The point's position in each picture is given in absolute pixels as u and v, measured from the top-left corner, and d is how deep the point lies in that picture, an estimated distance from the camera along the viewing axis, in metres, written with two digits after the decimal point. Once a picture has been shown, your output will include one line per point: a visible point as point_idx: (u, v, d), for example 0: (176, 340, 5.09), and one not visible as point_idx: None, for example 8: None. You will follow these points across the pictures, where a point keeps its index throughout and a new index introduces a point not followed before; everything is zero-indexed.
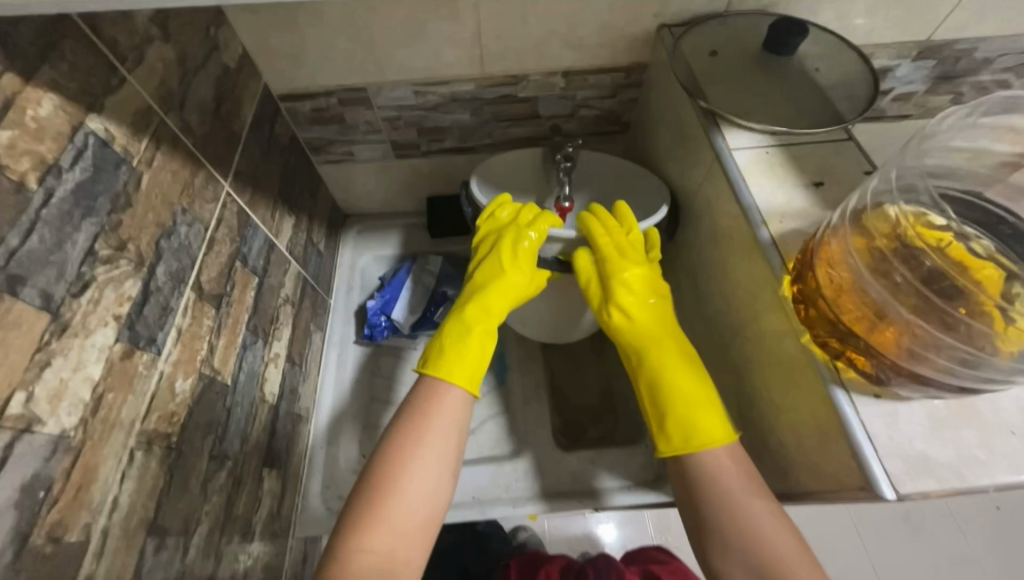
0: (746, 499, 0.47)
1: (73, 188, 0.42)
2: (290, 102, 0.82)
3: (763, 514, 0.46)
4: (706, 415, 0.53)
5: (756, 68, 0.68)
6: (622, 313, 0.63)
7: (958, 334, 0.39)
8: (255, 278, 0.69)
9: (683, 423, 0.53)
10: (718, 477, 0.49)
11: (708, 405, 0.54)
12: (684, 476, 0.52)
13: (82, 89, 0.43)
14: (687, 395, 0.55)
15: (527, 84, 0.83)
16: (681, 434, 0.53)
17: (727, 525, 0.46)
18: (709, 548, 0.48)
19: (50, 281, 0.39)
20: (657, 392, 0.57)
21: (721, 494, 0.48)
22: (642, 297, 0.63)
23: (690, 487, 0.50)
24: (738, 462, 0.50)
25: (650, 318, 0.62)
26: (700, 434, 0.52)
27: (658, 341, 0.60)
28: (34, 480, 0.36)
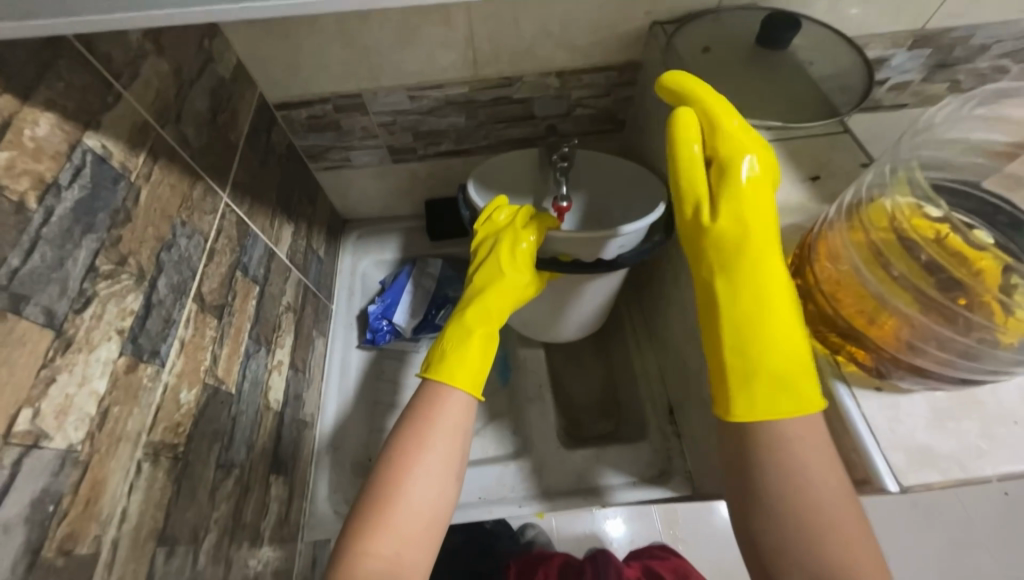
0: (818, 478, 0.41)
1: (73, 206, 0.42)
2: (285, 110, 0.83)
3: (831, 497, 0.41)
4: (803, 376, 0.45)
5: (750, 63, 0.67)
6: (726, 230, 0.50)
7: (956, 326, 0.39)
8: (256, 286, 0.69)
9: (778, 384, 0.45)
10: (788, 447, 0.43)
11: (806, 361, 0.46)
12: (748, 439, 0.45)
13: (78, 107, 0.44)
14: (784, 349, 0.46)
15: (521, 85, 0.83)
16: (773, 399, 0.44)
17: (787, 500, 0.41)
18: (751, 518, 0.43)
19: (53, 298, 0.39)
20: (752, 334, 0.47)
21: (786, 469, 0.42)
22: (754, 207, 0.49)
23: (745, 451, 0.44)
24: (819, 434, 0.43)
25: (762, 236, 0.49)
26: (794, 403, 0.44)
27: (768, 273, 0.48)
28: (44, 494, 0.37)
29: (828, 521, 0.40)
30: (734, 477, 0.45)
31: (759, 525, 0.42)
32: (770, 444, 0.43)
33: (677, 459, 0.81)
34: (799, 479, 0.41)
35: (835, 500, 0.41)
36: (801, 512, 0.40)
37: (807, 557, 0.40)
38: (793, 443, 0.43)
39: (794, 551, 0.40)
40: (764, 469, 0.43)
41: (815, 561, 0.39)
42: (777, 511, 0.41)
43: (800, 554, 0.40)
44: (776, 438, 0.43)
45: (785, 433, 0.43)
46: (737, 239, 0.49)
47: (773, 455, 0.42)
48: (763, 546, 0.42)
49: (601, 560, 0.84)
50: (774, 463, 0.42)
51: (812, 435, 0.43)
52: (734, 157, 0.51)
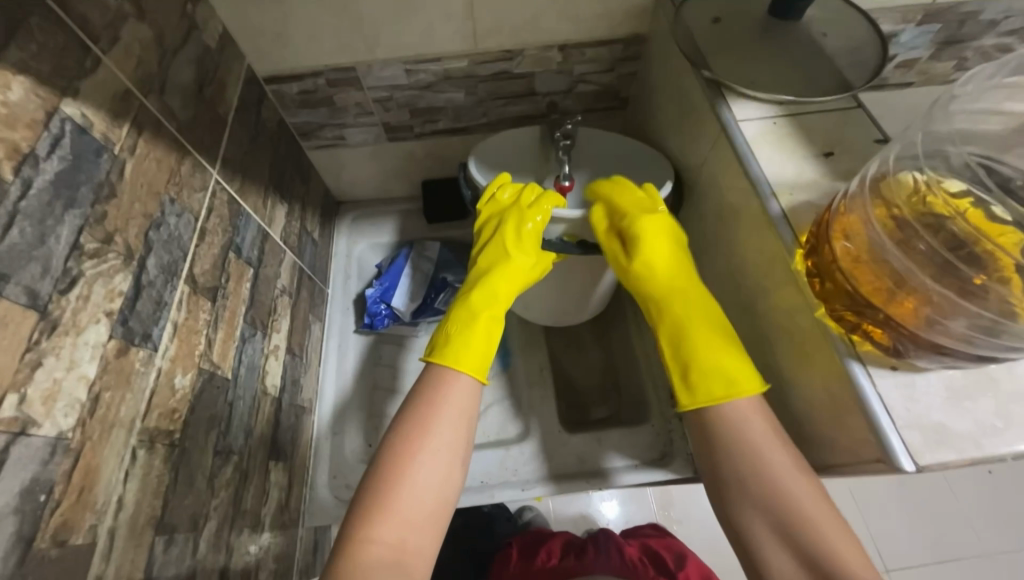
0: (773, 458, 0.45)
1: (52, 178, 0.39)
2: (276, 85, 0.79)
3: (790, 472, 0.45)
4: (735, 367, 0.51)
5: (760, 36, 0.65)
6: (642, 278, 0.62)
7: (983, 302, 0.39)
8: (250, 268, 0.67)
9: (715, 374, 0.51)
10: (740, 431, 0.48)
11: (736, 356, 0.52)
12: (704, 428, 0.50)
13: (55, 71, 0.41)
14: (713, 349, 0.53)
15: (522, 60, 0.80)
16: (709, 384, 0.51)
17: (748, 483, 0.45)
18: (729, 505, 0.47)
19: (35, 277, 0.37)
20: (680, 347, 0.56)
21: (743, 446, 0.47)
22: (660, 258, 0.62)
23: (708, 443, 0.49)
24: (762, 414, 0.48)
25: (669, 279, 0.61)
26: (730, 387, 0.50)
27: (684, 303, 0.58)
28: (34, 483, 0.35)
29: (792, 497, 0.43)
30: (704, 467, 0.50)
31: (734, 507, 0.47)
32: (725, 433, 0.48)
33: (679, 442, 0.81)
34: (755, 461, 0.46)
35: (796, 472, 0.45)
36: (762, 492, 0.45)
37: (780, 533, 0.44)
38: (745, 427, 0.48)
39: (765, 528, 0.44)
40: (723, 454, 0.48)
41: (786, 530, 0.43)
42: (744, 493, 0.46)
43: (772, 530, 0.44)
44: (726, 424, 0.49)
45: (733, 419, 0.49)
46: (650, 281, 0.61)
47: (726, 443, 0.48)
48: (741, 529, 0.46)
49: (602, 538, 0.84)
50: (729, 449, 0.47)
51: (758, 414, 0.48)
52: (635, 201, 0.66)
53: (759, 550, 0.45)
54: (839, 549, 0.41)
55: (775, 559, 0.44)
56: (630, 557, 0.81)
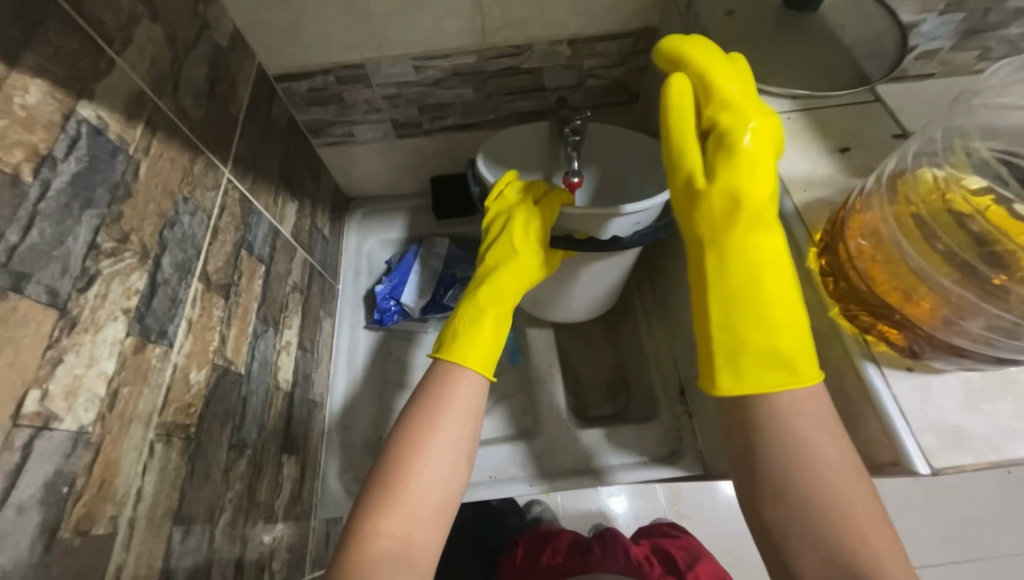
0: (823, 453, 0.40)
1: (70, 179, 0.40)
2: (286, 83, 0.79)
3: (837, 468, 0.40)
4: (800, 350, 0.44)
5: (775, 28, 0.64)
6: (718, 207, 0.48)
7: (1002, 303, 0.38)
8: (262, 266, 0.68)
9: (769, 357, 0.44)
10: (788, 420, 0.41)
11: (800, 340, 0.45)
12: (748, 414, 0.43)
13: (71, 74, 0.41)
14: (773, 327, 0.45)
15: (531, 55, 0.79)
16: (762, 371, 0.44)
17: (790, 480, 0.40)
18: (759, 503, 0.42)
19: (55, 276, 0.38)
20: (741, 307, 0.46)
21: (787, 439, 0.41)
22: (754, 178, 0.47)
23: (748, 431, 0.43)
24: (819, 405, 0.42)
25: (758, 213, 0.47)
26: (789, 375, 0.43)
27: (762, 250, 0.47)
28: (57, 476, 0.36)
29: (835, 497, 0.39)
30: (737, 457, 0.43)
31: (768, 502, 0.41)
32: (772, 420, 0.42)
33: (688, 439, 0.81)
34: (802, 455, 0.40)
35: (841, 470, 0.40)
36: (805, 489, 0.39)
37: (816, 534, 0.39)
38: (793, 420, 0.41)
39: (801, 527, 0.39)
40: (767, 445, 0.41)
41: (825, 534, 0.38)
42: (785, 491, 0.40)
43: (811, 531, 0.39)
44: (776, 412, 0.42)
45: (784, 407, 0.42)
46: (726, 215, 0.48)
47: (773, 432, 0.41)
48: (773, 525, 0.41)
49: (610, 539, 0.84)
50: (776, 439, 0.41)
51: (811, 405, 0.42)
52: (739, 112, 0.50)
53: (790, 550, 0.40)
54: (880, 552, 0.38)
55: (807, 559, 0.39)
56: (636, 557, 0.81)
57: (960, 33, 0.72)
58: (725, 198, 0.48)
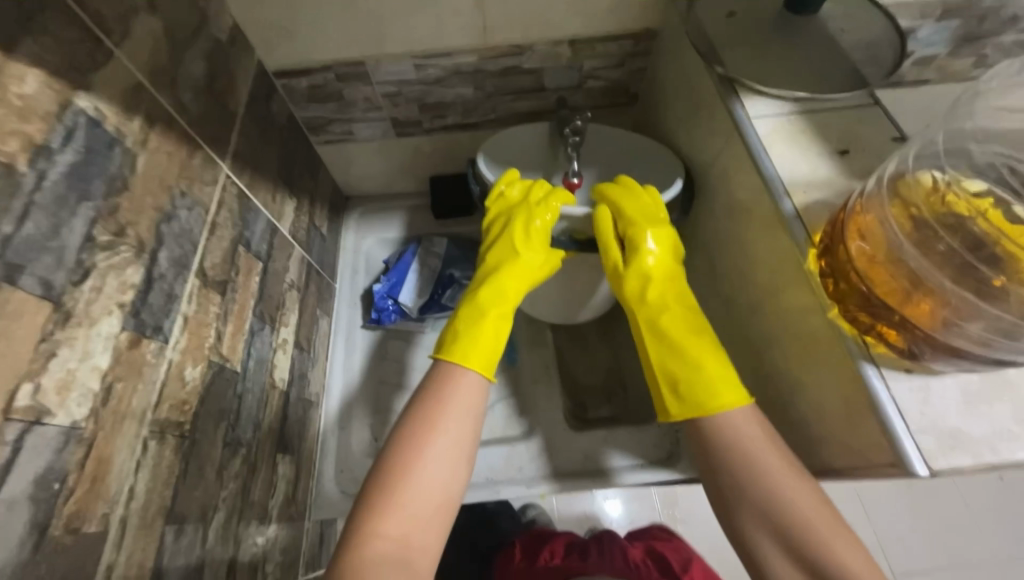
0: (769, 462, 0.45)
1: (66, 170, 0.40)
2: (285, 79, 0.79)
3: (786, 474, 0.44)
4: (719, 382, 0.51)
5: (775, 31, 0.64)
6: (634, 286, 0.60)
7: (1004, 305, 0.38)
8: (259, 262, 0.67)
9: (690, 388, 0.52)
10: (734, 436, 0.47)
11: (722, 371, 0.52)
12: (701, 436, 0.50)
13: (69, 64, 0.41)
14: (706, 361, 0.53)
15: (532, 55, 0.79)
16: (688, 403, 0.51)
17: (747, 489, 0.45)
18: (728, 510, 0.47)
19: (49, 268, 0.37)
20: (667, 360, 0.55)
21: (739, 452, 0.46)
22: (656, 266, 0.61)
23: (704, 448, 0.49)
24: (758, 423, 0.48)
25: (665, 287, 0.60)
26: (712, 402, 0.50)
27: (677, 318, 0.57)
28: (48, 472, 0.36)
29: (788, 498, 0.43)
30: (704, 472, 0.49)
31: (732, 508, 0.46)
32: (720, 440, 0.48)
33: (685, 442, 0.81)
34: (753, 467, 0.45)
35: (791, 474, 0.44)
36: (761, 498, 0.44)
37: (776, 533, 0.44)
38: (740, 435, 0.47)
39: (760, 529, 0.44)
40: (718, 458, 0.48)
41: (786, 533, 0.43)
42: (742, 497, 0.45)
43: (771, 531, 0.44)
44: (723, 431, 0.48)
45: (726, 427, 0.48)
46: (641, 291, 0.60)
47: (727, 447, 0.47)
48: (741, 531, 0.46)
49: (608, 542, 0.84)
50: (727, 453, 0.47)
51: (752, 423, 0.48)
52: (641, 206, 0.64)
53: (760, 553, 0.44)
54: (837, 548, 0.41)
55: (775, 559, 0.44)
56: (634, 560, 0.81)
57: (956, 39, 0.73)
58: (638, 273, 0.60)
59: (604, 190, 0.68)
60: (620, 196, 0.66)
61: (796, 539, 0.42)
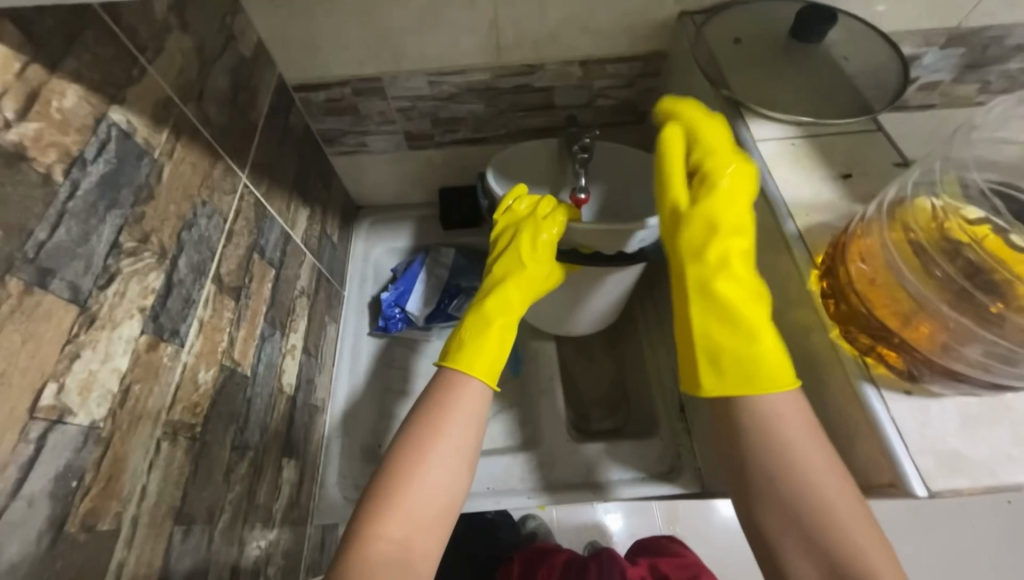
0: (807, 458, 0.42)
1: (98, 180, 0.42)
2: (304, 93, 0.82)
3: (820, 471, 0.42)
4: (770, 361, 0.48)
5: (780, 56, 0.66)
6: (696, 232, 0.55)
7: (999, 330, 0.38)
8: (272, 269, 0.69)
9: (735, 362, 0.49)
10: (769, 426, 0.45)
11: (774, 351, 0.49)
12: (731, 421, 0.47)
13: (105, 80, 0.43)
14: (755, 334, 0.50)
15: (543, 74, 0.82)
16: (733, 374, 0.48)
17: (776, 488, 0.43)
18: (750, 502, 0.44)
19: (78, 273, 0.39)
20: (715, 322, 0.52)
21: (773, 444, 0.44)
22: (728, 209, 0.54)
23: (734, 439, 0.46)
24: (803, 408, 0.46)
25: (735, 237, 0.53)
26: (760, 384, 0.47)
27: (734, 278, 0.52)
28: (67, 469, 0.37)
29: (819, 494, 0.41)
30: (728, 461, 0.47)
31: (756, 505, 0.44)
32: (754, 428, 0.45)
33: (687, 456, 0.80)
34: (786, 459, 0.43)
35: (825, 470, 0.42)
36: (789, 492, 0.42)
37: (801, 532, 0.42)
38: (777, 422, 0.45)
39: (785, 524, 0.42)
40: (750, 448, 0.45)
41: (813, 530, 0.41)
42: (771, 495, 0.43)
43: (798, 530, 0.42)
44: (764, 414, 0.46)
45: (769, 413, 0.45)
46: (703, 239, 0.54)
47: (759, 434, 0.45)
48: (762, 524, 0.44)
49: (607, 560, 0.82)
50: (760, 444, 0.44)
51: (793, 410, 0.45)
52: (723, 145, 0.57)
53: (779, 548, 0.43)
54: (866, 549, 0.40)
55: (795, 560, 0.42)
56: None
57: (960, 66, 0.74)
58: (704, 217, 0.54)
59: (682, 113, 0.61)
60: (702, 129, 0.58)
61: (825, 541, 0.40)
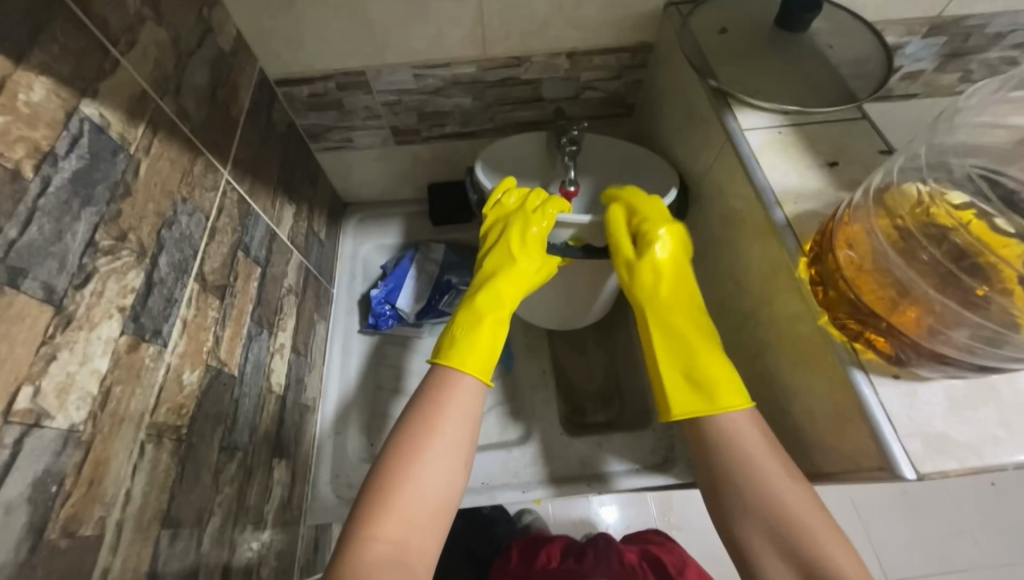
0: (768, 467, 0.45)
1: (70, 176, 0.40)
2: (287, 87, 0.80)
3: (786, 478, 0.45)
4: (721, 380, 0.52)
5: (766, 46, 0.66)
6: (645, 280, 0.62)
7: (985, 313, 0.39)
8: (258, 268, 0.68)
9: (695, 386, 0.53)
10: (736, 439, 0.48)
11: (723, 370, 0.53)
12: (701, 439, 0.51)
13: (76, 72, 0.42)
14: (708, 361, 0.54)
15: (530, 66, 0.81)
16: (693, 397, 0.52)
17: (744, 492, 0.46)
18: (726, 511, 0.47)
19: (51, 272, 0.38)
20: (673, 357, 0.57)
21: (740, 455, 0.47)
22: (666, 261, 0.62)
23: (704, 453, 0.50)
24: (757, 425, 0.49)
25: (674, 283, 0.61)
26: (716, 400, 0.51)
27: (682, 315, 0.58)
28: (46, 474, 0.36)
29: (786, 499, 0.44)
30: (703, 474, 0.50)
31: (730, 515, 0.47)
32: (720, 442, 0.49)
33: (680, 447, 0.81)
34: (751, 468, 0.46)
35: (791, 479, 0.45)
36: (759, 497, 0.45)
37: (774, 539, 0.44)
38: (738, 438, 0.48)
39: (759, 532, 0.45)
40: (717, 462, 0.48)
41: (782, 535, 0.43)
42: (740, 503, 0.46)
43: (766, 531, 0.44)
44: (721, 430, 0.49)
45: (727, 429, 0.49)
46: (652, 285, 0.61)
47: (725, 446, 0.48)
48: (740, 533, 0.46)
49: (603, 546, 0.83)
50: (724, 457, 0.48)
51: (751, 427, 0.49)
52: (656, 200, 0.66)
53: (755, 554, 0.45)
54: (835, 552, 0.41)
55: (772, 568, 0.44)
56: (629, 564, 0.81)
57: (942, 55, 0.75)
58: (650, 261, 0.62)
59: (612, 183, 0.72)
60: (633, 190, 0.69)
61: (791, 543, 0.43)
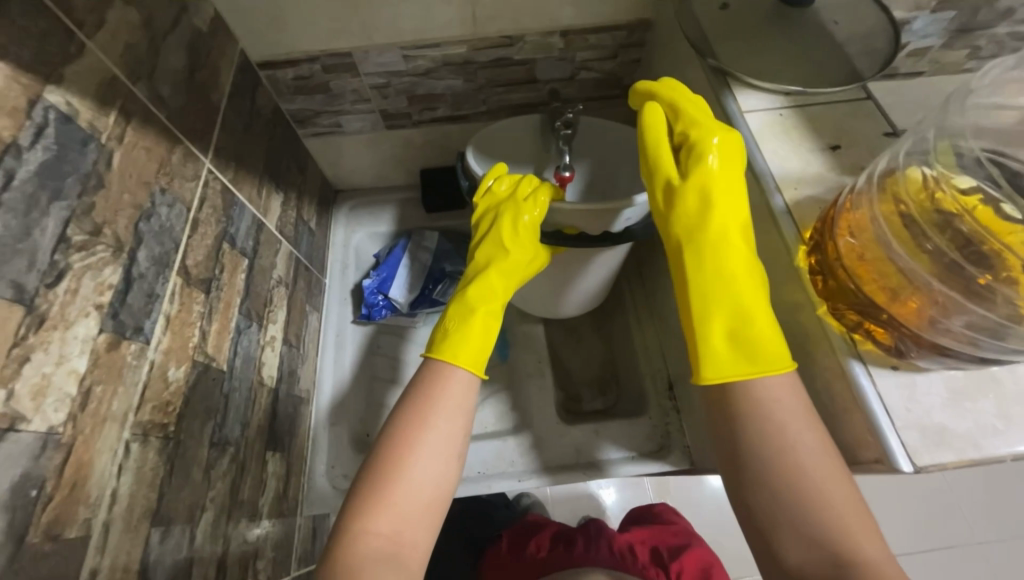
0: (801, 441, 0.42)
1: (36, 169, 0.38)
2: (270, 70, 0.77)
3: (815, 455, 0.42)
4: (768, 340, 0.48)
5: (769, 23, 0.63)
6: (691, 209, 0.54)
7: (989, 303, 0.38)
8: (245, 259, 0.66)
9: (736, 344, 0.49)
10: (767, 411, 0.44)
11: (770, 328, 0.49)
12: (726, 409, 0.46)
13: (36, 57, 0.39)
14: (757, 316, 0.49)
15: (523, 45, 0.78)
16: (735, 360, 0.48)
17: (771, 467, 0.42)
18: (748, 492, 0.44)
19: (20, 271, 0.36)
20: (715, 301, 0.51)
21: (767, 428, 0.44)
22: (723, 187, 0.53)
23: (722, 426, 0.46)
24: (795, 388, 0.46)
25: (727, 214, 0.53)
26: (763, 363, 0.46)
27: (731, 253, 0.52)
28: (26, 478, 0.35)
29: (810, 479, 0.42)
30: (722, 450, 0.46)
31: (751, 492, 0.44)
32: (752, 416, 0.44)
33: (676, 435, 0.81)
34: (784, 443, 0.42)
35: (818, 454, 0.42)
36: (787, 477, 0.42)
37: (799, 520, 0.41)
38: (772, 405, 0.44)
39: (782, 514, 0.42)
40: (749, 434, 0.44)
41: (811, 516, 0.41)
42: (766, 480, 0.43)
43: (791, 514, 0.41)
44: (754, 396, 0.46)
45: (762, 394, 0.45)
46: (699, 215, 0.53)
47: (757, 417, 0.44)
48: (759, 513, 0.43)
49: (594, 532, 0.84)
50: (758, 429, 0.44)
51: (785, 391, 0.45)
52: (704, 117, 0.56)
53: (774, 536, 0.42)
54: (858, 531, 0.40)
55: (792, 551, 0.41)
56: (620, 549, 0.82)
57: (950, 31, 0.72)
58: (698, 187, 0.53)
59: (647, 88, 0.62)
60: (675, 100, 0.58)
61: (823, 529, 0.40)
